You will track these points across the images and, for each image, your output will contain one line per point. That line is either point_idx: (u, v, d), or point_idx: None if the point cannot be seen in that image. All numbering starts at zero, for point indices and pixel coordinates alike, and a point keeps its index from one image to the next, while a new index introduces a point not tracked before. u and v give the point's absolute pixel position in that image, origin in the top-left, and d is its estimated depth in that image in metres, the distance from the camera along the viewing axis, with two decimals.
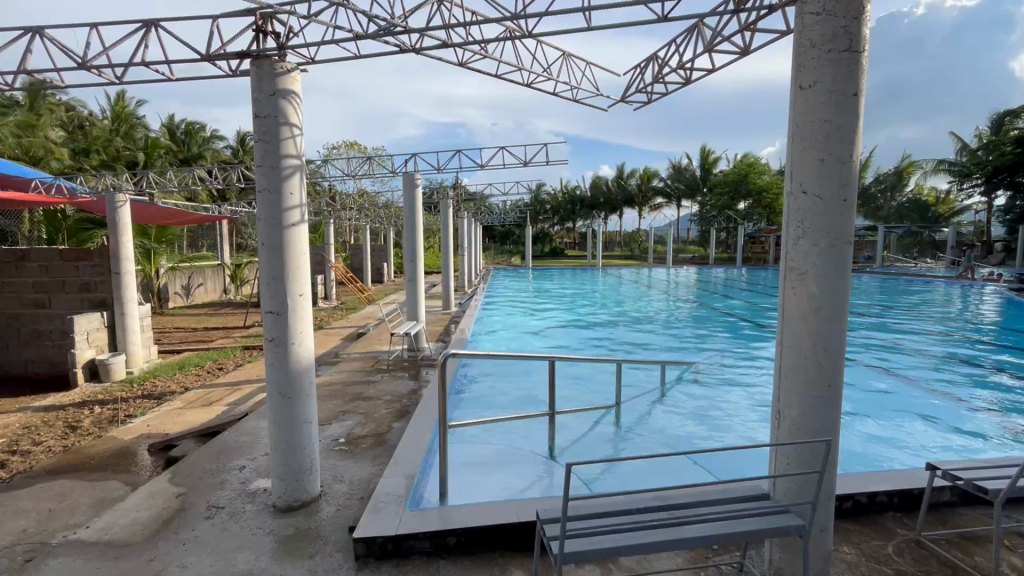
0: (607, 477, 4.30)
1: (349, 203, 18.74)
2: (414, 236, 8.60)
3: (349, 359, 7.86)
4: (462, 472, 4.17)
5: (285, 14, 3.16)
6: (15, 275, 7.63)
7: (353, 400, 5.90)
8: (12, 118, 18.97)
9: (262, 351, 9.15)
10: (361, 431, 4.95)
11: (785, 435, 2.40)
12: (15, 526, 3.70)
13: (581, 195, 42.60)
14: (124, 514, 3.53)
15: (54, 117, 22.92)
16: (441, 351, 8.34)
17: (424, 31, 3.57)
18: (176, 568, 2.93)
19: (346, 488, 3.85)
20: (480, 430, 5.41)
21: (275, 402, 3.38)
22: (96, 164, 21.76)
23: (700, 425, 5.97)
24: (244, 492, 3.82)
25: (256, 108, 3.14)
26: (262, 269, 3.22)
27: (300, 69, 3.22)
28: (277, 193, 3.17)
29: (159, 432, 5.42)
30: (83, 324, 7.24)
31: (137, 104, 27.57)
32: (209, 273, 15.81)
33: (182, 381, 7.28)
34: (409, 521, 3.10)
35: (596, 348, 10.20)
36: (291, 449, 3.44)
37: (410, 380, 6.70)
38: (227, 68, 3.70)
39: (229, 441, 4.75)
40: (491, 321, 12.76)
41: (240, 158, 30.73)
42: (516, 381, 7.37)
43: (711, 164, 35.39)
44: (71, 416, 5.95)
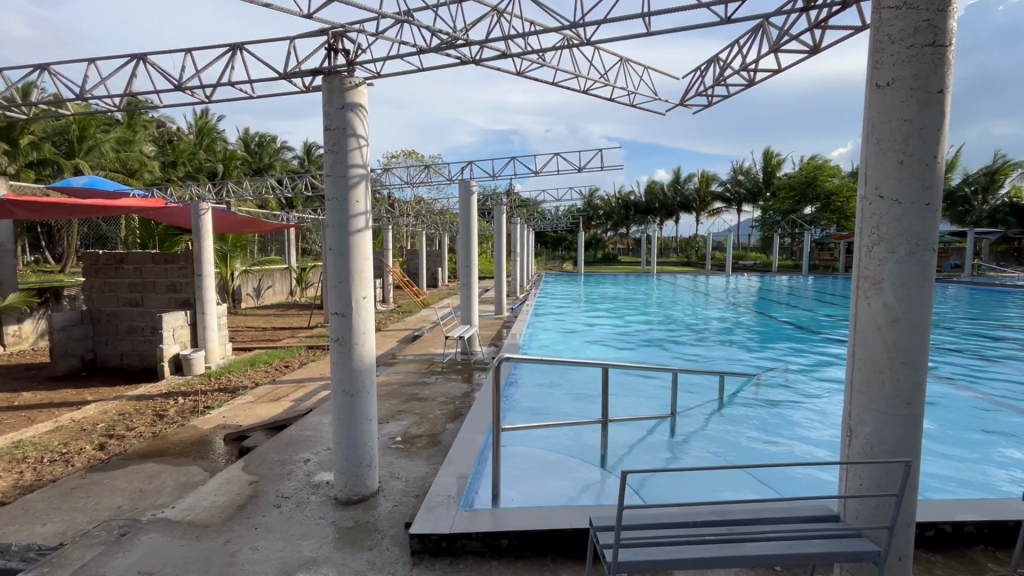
0: (660, 488, 4.19)
1: (407, 209, 19.35)
2: (468, 242, 8.74)
3: (405, 360, 8.13)
4: (514, 475, 4.21)
5: (355, 32, 3.35)
6: (115, 276, 8.46)
7: (409, 400, 6.10)
8: (113, 135, 21.15)
9: (325, 351, 9.62)
10: (416, 431, 5.11)
11: (857, 454, 2.26)
12: (112, 503, 4.11)
13: (635, 200, 41.83)
14: (203, 497, 3.83)
15: (149, 133, 25.36)
16: (493, 355, 8.43)
17: (484, 43, 3.65)
18: (247, 551, 3.14)
19: (402, 485, 3.98)
20: (532, 435, 5.44)
21: (338, 398, 3.55)
22: (182, 175, 23.84)
23: (762, 440, 5.67)
24: (308, 484, 4.04)
25: (327, 121, 3.34)
26: (329, 274, 3.41)
27: (367, 83, 3.40)
28: (344, 201, 3.35)
29: (233, 423, 5.84)
30: (170, 321, 7.90)
31: (218, 119, 29.98)
32: (278, 276, 16.84)
33: (253, 376, 7.81)
34: (462, 521, 3.17)
35: (652, 357, 9.93)
36: (352, 445, 3.60)
37: (462, 383, 6.84)
38: (301, 85, 3.95)
39: (295, 435, 5.04)
40: (543, 326, 12.77)
41: (307, 168, 32.63)
42: (568, 388, 7.33)
43: (774, 166, 33.76)
44: (158, 406, 6.52)
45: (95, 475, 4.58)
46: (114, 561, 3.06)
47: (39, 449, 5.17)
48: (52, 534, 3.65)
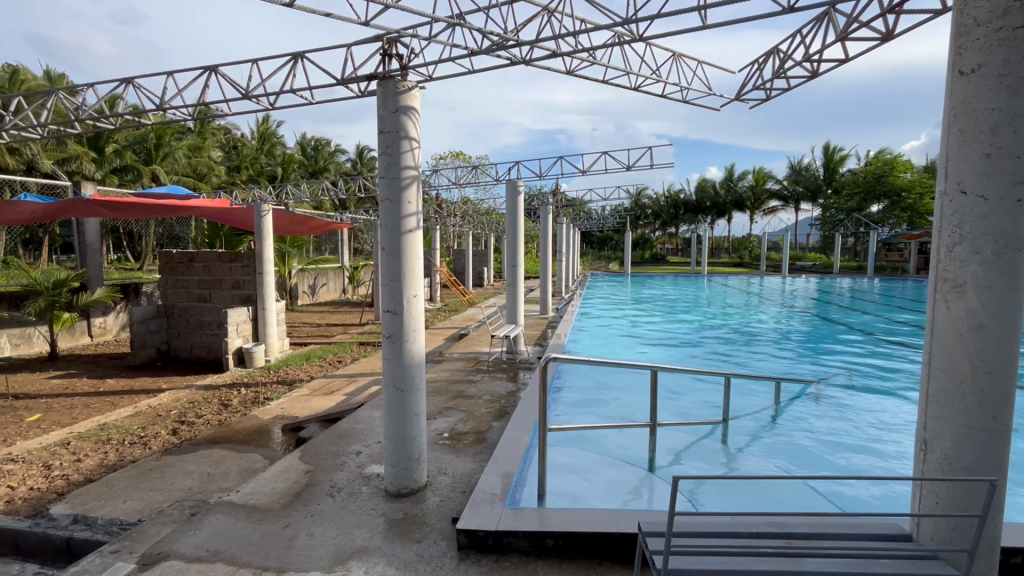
0: (711, 496, 4.05)
1: (455, 209, 19.68)
2: (515, 241, 8.75)
3: (452, 358, 8.26)
4: (560, 476, 4.20)
5: (408, 38, 3.44)
6: (187, 273, 9.10)
7: (455, 398, 6.20)
8: (186, 142, 22.77)
9: (375, 347, 9.94)
10: (462, 428, 5.19)
11: (933, 470, 2.10)
12: (184, 484, 4.42)
13: (685, 198, 40.74)
14: (264, 483, 4.05)
15: (217, 139, 27.10)
16: (538, 355, 8.42)
17: (535, 43, 3.65)
18: (304, 536, 3.29)
19: (449, 480, 4.05)
20: (578, 435, 5.40)
21: (390, 393, 3.66)
22: (245, 179, 25.31)
23: (822, 453, 5.36)
24: (360, 475, 4.18)
25: (382, 124, 3.44)
26: (382, 273, 3.52)
27: (419, 86, 3.48)
28: (396, 202, 3.45)
29: (291, 414, 6.15)
30: (234, 316, 8.39)
31: (278, 125, 31.61)
32: (331, 274, 17.54)
33: (309, 370, 8.17)
34: (508, 519, 3.19)
35: (702, 360, 9.64)
36: (403, 439, 3.69)
37: (508, 382, 6.88)
38: (358, 92, 4.09)
39: (348, 428, 5.24)
40: (588, 327, 12.66)
41: (360, 170, 33.84)
42: (614, 390, 7.22)
43: (837, 162, 31.87)
44: (223, 396, 6.94)
45: (169, 458, 4.93)
46: (186, 538, 3.28)
47: (121, 431, 5.63)
48: (132, 511, 3.96)
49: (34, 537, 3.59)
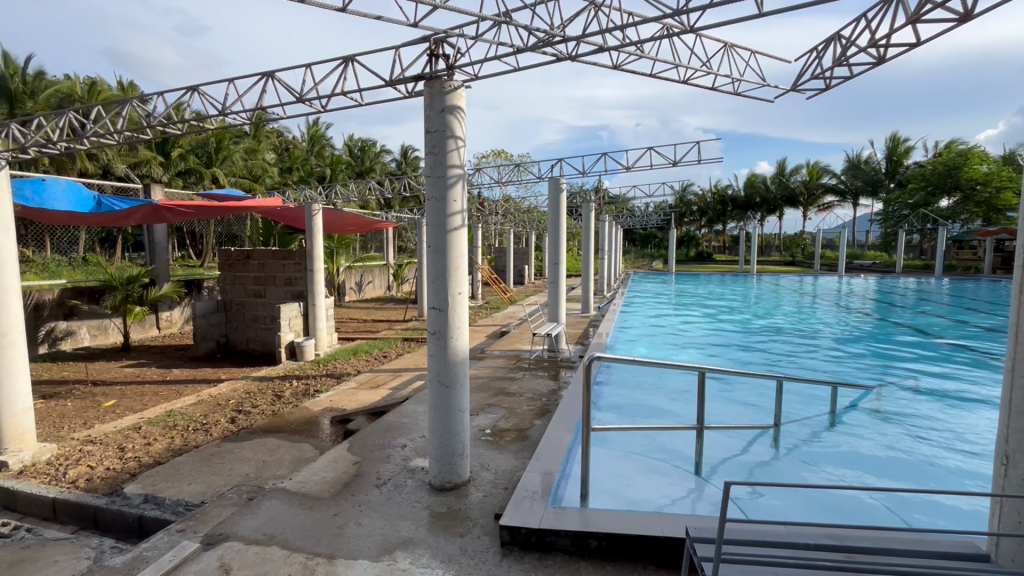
0: (762, 503, 3.90)
1: (497, 207, 19.78)
2: (557, 240, 8.68)
3: (494, 355, 8.33)
4: (604, 476, 4.16)
5: (455, 37, 3.47)
6: (243, 270, 9.57)
7: (497, 394, 6.25)
8: (242, 145, 24.00)
9: (419, 343, 10.13)
10: (504, 425, 5.22)
11: (1016, 486, 1.94)
12: (241, 470, 4.66)
13: (732, 195, 39.35)
14: (315, 472, 4.21)
15: (270, 142, 28.39)
16: (580, 354, 8.35)
17: (582, 38, 3.59)
18: (352, 525, 3.41)
19: (492, 477, 4.08)
20: (621, 435, 5.33)
21: (435, 389, 3.72)
22: (296, 180, 26.40)
23: (883, 463, 5.04)
24: (405, 468, 4.28)
25: (428, 124, 3.49)
26: (427, 270, 3.58)
27: (465, 85, 3.51)
28: (442, 201, 3.49)
29: (339, 406, 6.37)
30: (286, 312, 8.75)
31: (327, 128, 32.76)
32: (377, 272, 18.03)
33: (356, 364, 8.45)
34: (551, 518, 3.19)
35: (751, 362, 9.29)
36: (447, 434, 3.75)
37: (550, 380, 6.86)
38: (406, 93, 4.15)
39: (393, 421, 5.37)
40: (631, 326, 12.45)
41: (404, 170, 34.64)
42: (658, 391, 7.06)
43: (902, 155, 29.87)
44: (276, 387, 7.27)
45: (228, 445, 5.21)
46: (244, 521, 3.46)
47: (185, 418, 6.00)
48: (195, 493, 4.22)
49: (111, 513, 3.88)
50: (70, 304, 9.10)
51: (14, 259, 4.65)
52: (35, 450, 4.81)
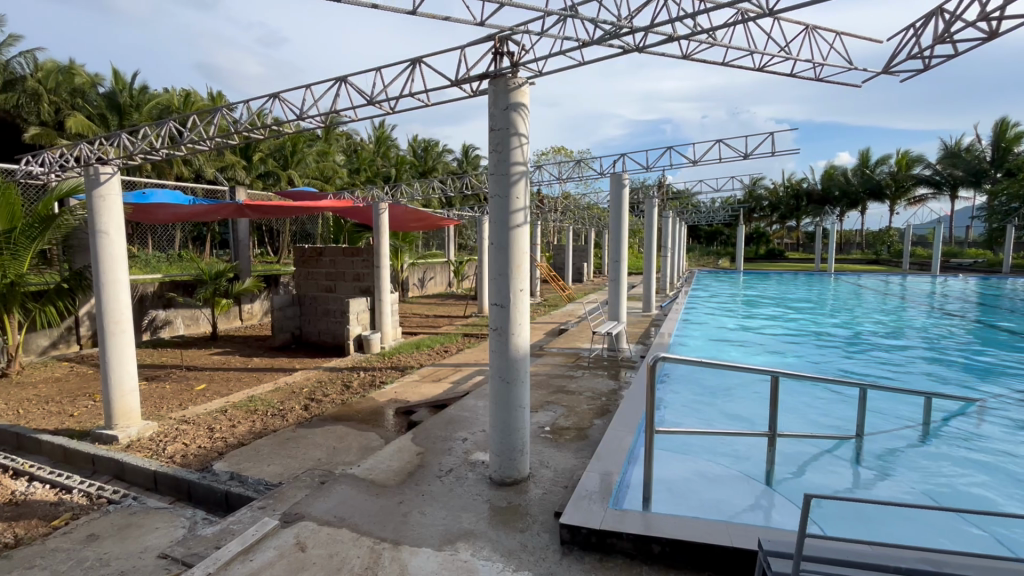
0: (840, 519, 3.63)
1: (556, 204, 19.65)
2: (619, 236, 8.50)
3: (553, 353, 8.30)
4: (667, 480, 4.04)
5: (520, 34, 3.48)
6: (316, 266, 10.17)
7: (556, 392, 6.22)
8: (315, 148, 25.38)
9: (479, 339, 10.28)
10: (564, 423, 5.19)
11: None
12: (314, 455, 4.95)
13: (809, 188, 36.81)
14: (382, 460, 4.39)
15: (340, 145, 29.80)
16: (642, 354, 8.13)
17: (651, 28, 3.47)
18: (416, 514, 3.52)
19: (551, 474, 4.08)
20: (686, 439, 5.15)
21: (496, 384, 3.75)
22: (363, 180, 27.57)
23: (987, 487, 4.52)
24: (466, 461, 4.37)
25: (492, 122, 3.53)
26: (490, 267, 3.62)
27: (529, 82, 3.52)
28: (505, 198, 3.52)
29: (403, 398, 6.60)
30: (355, 306, 9.14)
31: (392, 129, 33.92)
32: (438, 269, 18.47)
33: (418, 358, 8.72)
34: (612, 519, 3.14)
35: (827, 368, 8.68)
36: (507, 430, 3.77)
37: (609, 379, 6.75)
38: (471, 91, 4.19)
39: (455, 414, 5.49)
40: (696, 326, 11.99)
41: (465, 169, 35.22)
42: (725, 395, 6.75)
43: (1012, 141, 26.61)
44: (345, 378, 7.65)
45: (302, 430, 5.55)
46: (318, 503, 3.67)
47: (265, 403, 6.45)
48: (274, 474, 4.53)
49: (202, 487, 4.25)
50: (167, 296, 10.11)
51: (124, 254, 5.19)
52: (140, 427, 5.35)
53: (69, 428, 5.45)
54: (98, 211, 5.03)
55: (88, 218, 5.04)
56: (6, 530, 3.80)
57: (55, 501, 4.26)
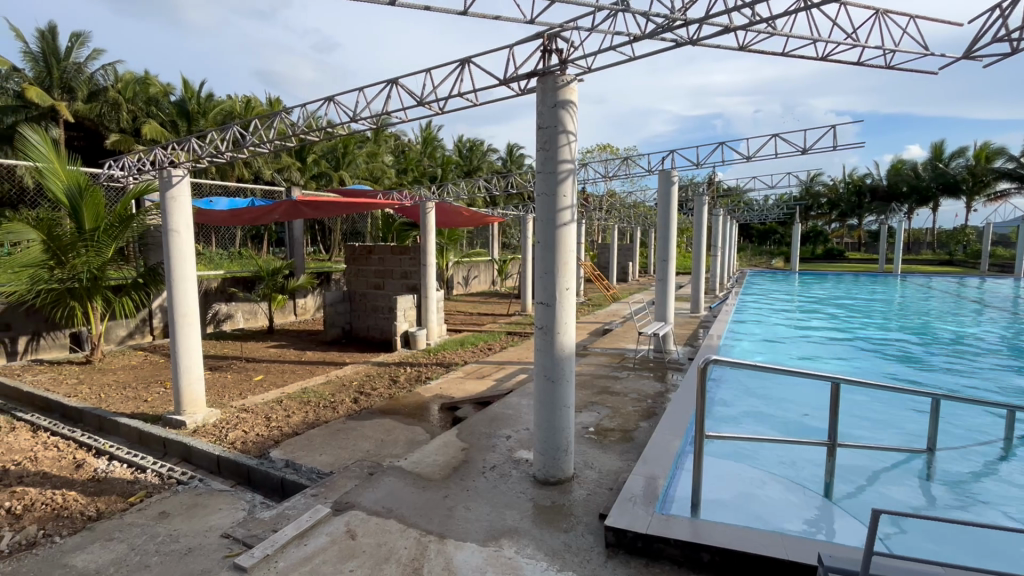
0: (907, 538, 3.40)
1: (601, 203, 19.37)
2: (667, 235, 8.28)
3: (597, 353, 8.20)
4: (717, 488, 3.90)
5: (569, 31, 3.43)
6: (366, 264, 10.51)
7: (601, 393, 6.15)
8: (365, 150, 26.16)
9: (522, 337, 10.31)
10: (609, 424, 5.12)
11: None
12: (363, 446, 5.11)
13: (872, 184, 34.61)
14: (428, 454, 4.48)
15: (389, 146, 30.59)
16: (689, 356, 7.90)
17: (706, 19, 3.35)
18: (462, 508, 3.57)
19: (596, 475, 4.03)
20: (737, 446, 4.96)
21: (541, 383, 3.73)
22: (410, 180, 28.19)
23: None
24: (510, 458, 4.39)
25: (540, 120, 3.51)
26: (536, 265, 3.62)
27: (578, 79, 3.49)
28: (553, 196, 3.50)
29: (447, 394, 6.71)
30: (402, 303, 9.36)
31: (439, 130, 34.47)
32: (482, 267, 18.64)
33: (463, 355, 8.84)
34: (659, 524, 3.07)
35: (892, 375, 8.14)
36: (552, 429, 3.76)
37: (656, 381, 6.61)
38: (519, 89, 4.19)
39: (499, 412, 5.53)
40: (747, 328, 11.54)
41: (509, 168, 35.34)
42: (779, 401, 6.45)
43: None
44: (392, 372, 7.86)
45: (352, 422, 5.74)
46: (367, 494, 3.79)
47: (317, 395, 6.72)
48: (326, 463, 4.71)
49: (260, 473, 4.48)
50: (228, 291, 10.64)
51: (193, 252, 5.54)
52: (205, 413, 5.70)
53: (143, 412, 5.88)
54: (170, 211, 5.39)
55: (162, 218, 5.42)
56: (90, 503, 4.15)
57: (132, 479, 4.60)
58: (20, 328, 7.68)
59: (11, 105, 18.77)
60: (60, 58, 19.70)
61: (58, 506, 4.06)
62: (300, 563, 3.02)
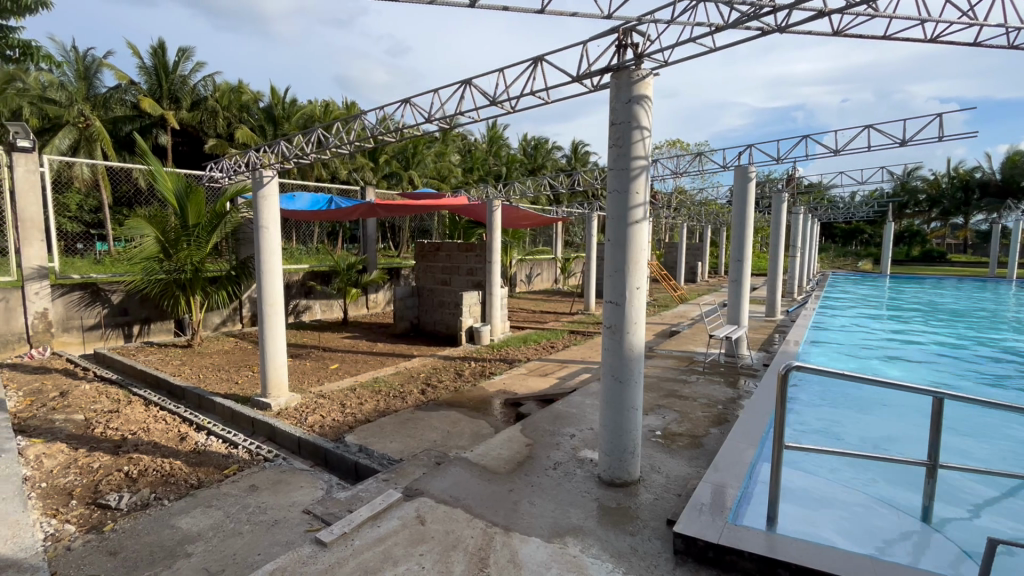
0: None
1: (669, 200, 18.74)
2: (742, 235, 7.87)
3: (664, 355, 7.96)
4: (796, 504, 3.67)
5: (646, 24, 3.35)
6: (434, 260, 10.85)
7: (668, 396, 5.97)
8: (433, 149, 26.94)
9: (585, 336, 10.22)
10: (677, 428, 4.97)
11: None
12: (431, 437, 5.28)
13: (983, 179, 31.01)
14: (493, 448, 4.56)
15: (456, 145, 31.33)
16: (764, 362, 7.49)
17: (796, 4, 3.14)
18: (526, 503, 3.61)
19: (663, 480, 3.93)
20: (817, 461, 4.65)
21: (608, 383, 3.68)
22: (476, 178, 28.75)
23: None
24: (575, 457, 4.37)
25: (613, 116, 3.46)
26: (607, 264, 3.57)
27: (653, 73, 3.40)
28: (624, 193, 3.44)
29: (511, 390, 6.79)
30: (468, 299, 9.56)
31: (505, 129, 34.86)
32: (545, 265, 18.66)
33: (526, 352, 8.89)
34: (731, 535, 2.94)
35: (1004, 391, 7.29)
36: (619, 430, 3.70)
37: (727, 387, 6.32)
38: (592, 86, 4.16)
39: (562, 410, 5.52)
40: (829, 334, 10.76)
41: (574, 165, 35.05)
42: (866, 416, 5.96)
43: None
44: (457, 367, 8.05)
45: (420, 412, 5.96)
46: (435, 482, 3.92)
47: (387, 385, 7.04)
48: (396, 450, 4.93)
49: (336, 455, 4.76)
50: (308, 285, 11.38)
51: (280, 247, 5.97)
52: (288, 397, 6.13)
53: (235, 393, 6.44)
54: (262, 209, 5.84)
55: (254, 216, 5.87)
56: (192, 473, 4.59)
57: (226, 453, 5.05)
58: (134, 313, 8.63)
59: (128, 115, 21.01)
60: (168, 71, 21.44)
61: (166, 472, 4.53)
62: (374, 543, 3.19)
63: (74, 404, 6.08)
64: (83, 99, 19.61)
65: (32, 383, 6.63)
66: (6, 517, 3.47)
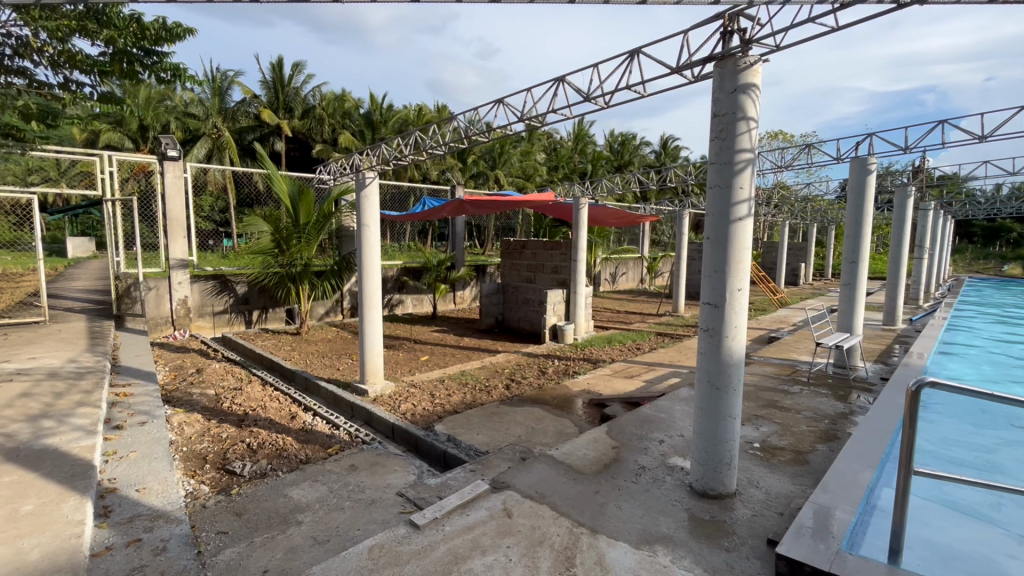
0: None
1: (769, 196, 17.41)
2: (858, 232, 7.11)
3: (762, 362, 7.41)
4: (923, 539, 3.25)
5: (755, 7, 3.12)
6: (519, 257, 11.02)
7: (768, 406, 5.56)
8: (520, 149, 27.26)
9: (673, 338, 9.80)
10: (778, 442, 4.61)
11: None
12: (515, 432, 5.35)
13: None
14: (578, 447, 4.53)
15: (542, 144, 31.51)
16: (881, 375, 6.71)
17: None
18: (613, 506, 3.54)
19: (763, 496, 3.67)
20: (948, 490, 4.09)
21: (703, 389, 3.49)
22: (561, 177, 28.68)
23: None
24: (664, 463, 4.22)
25: (716, 108, 3.27)
26: (705, 263, 3.39)
27: (762, 60, 3.17)
28: (727, 187, 3.24)
29: (595, 391, 6.69)
30: (553, 297, 9.54)
31: (591, 126, 34.44)
32: (631, 264, 18.18)
33: (611, 353, 8.72)
34: (846, 565, 2.67)
35: None
36: (713, 438, 3.51)
37: (837, 400, 5.75)
38: (693, 77, 3.96)
39: (650, 414, 5.34)
40: (963, 347, 9.45)
41: (663, 161, 33.75)
42: (1012, 444, 5.13)
43: None
44: (540, 364, 8.10)
45: (505, 407, 6.07)
46: (521, 476, 3.97)
47: (473, 378, 7.26)
48: (482, 442, 5.07)
49: (427, 443, 4.99)
50: (401, 280, 12.05)
51: (379, 244, 6.36)
52: (382, 384, 6.54)
53: (337, 378, 6.97)
54: (364, 209, 6.26)
55: (357, 215, 6.31)
56: (302, 449, 5.05)
57: (330, 433, 5.49)
58: (254, 302, 9.66)
59: (252, 125, 23.53)
60: (284, 85, 23.78)
61: (280, 446, 5.03)
62: (463, 530, 3.30)
63: (207, 379, 6.95)
64: (217, 112, 22.24)
65: (175, 360, 7.66)
66: (156, 474, 3.90)
